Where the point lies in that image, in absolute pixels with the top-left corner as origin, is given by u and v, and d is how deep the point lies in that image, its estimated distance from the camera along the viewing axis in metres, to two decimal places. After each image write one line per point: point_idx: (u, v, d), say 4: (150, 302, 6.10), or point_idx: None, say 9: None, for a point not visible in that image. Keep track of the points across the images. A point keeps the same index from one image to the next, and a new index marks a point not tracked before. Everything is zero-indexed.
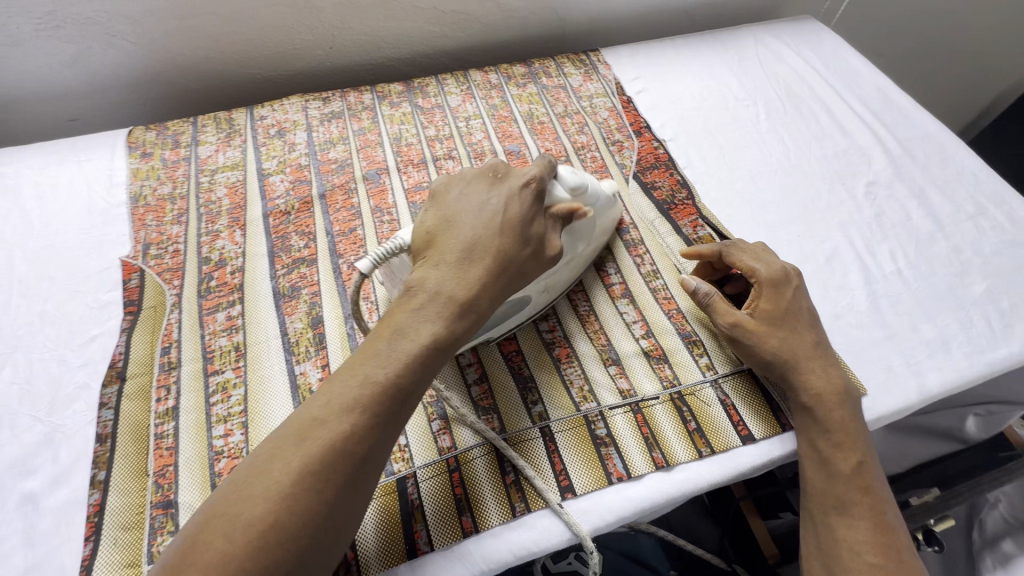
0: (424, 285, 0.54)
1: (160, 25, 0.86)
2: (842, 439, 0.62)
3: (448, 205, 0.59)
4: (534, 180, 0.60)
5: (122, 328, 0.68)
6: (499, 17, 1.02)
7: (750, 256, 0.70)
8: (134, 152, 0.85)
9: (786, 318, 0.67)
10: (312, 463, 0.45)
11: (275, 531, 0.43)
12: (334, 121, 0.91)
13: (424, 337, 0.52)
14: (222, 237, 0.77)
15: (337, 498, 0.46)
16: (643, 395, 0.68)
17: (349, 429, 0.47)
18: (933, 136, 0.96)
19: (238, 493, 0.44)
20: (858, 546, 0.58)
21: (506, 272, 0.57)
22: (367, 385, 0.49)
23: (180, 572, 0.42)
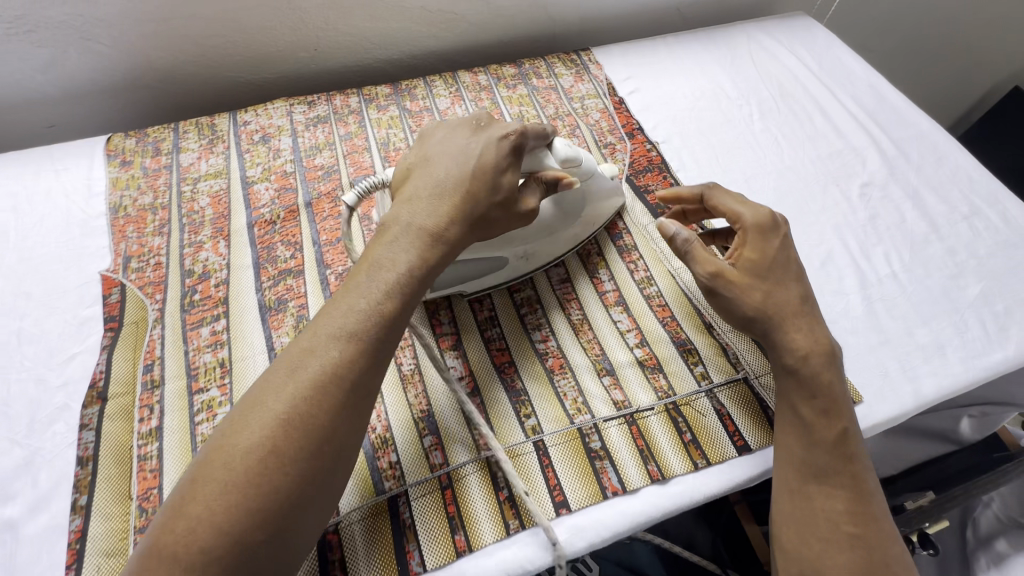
0: (398, 218, 0.58)
1: (138, 28, 0.84)
2: (829, 405, 0.60)
3: (429, 149, 0.64)
4: (515, 131, 0.62)
5: (102, 346, 0.66)
6: (488, 17, 0.99)
7: (736, 201, 0.68)
8: (113, 160, 0.82)
9: (771, 269, 0.64)
10: (303, 390, 0.48)
11: (274, 457, 0.45)
12: (320, 125, 0.89)
13: (398, 268, 0.55)
14: (205, 249, 0.75)
15: (333, 422, 0.48)
16: (638, 406, 0.67)
17: (337, 356, 0.50)
18: (927, 135, 0.96)
19: (235, 426, 0.47)
20: (836, 517, 0.56)
21: (473, 211, 0.59)
22: (351, 315, 0.52)
23: (187, 503, 0.44)
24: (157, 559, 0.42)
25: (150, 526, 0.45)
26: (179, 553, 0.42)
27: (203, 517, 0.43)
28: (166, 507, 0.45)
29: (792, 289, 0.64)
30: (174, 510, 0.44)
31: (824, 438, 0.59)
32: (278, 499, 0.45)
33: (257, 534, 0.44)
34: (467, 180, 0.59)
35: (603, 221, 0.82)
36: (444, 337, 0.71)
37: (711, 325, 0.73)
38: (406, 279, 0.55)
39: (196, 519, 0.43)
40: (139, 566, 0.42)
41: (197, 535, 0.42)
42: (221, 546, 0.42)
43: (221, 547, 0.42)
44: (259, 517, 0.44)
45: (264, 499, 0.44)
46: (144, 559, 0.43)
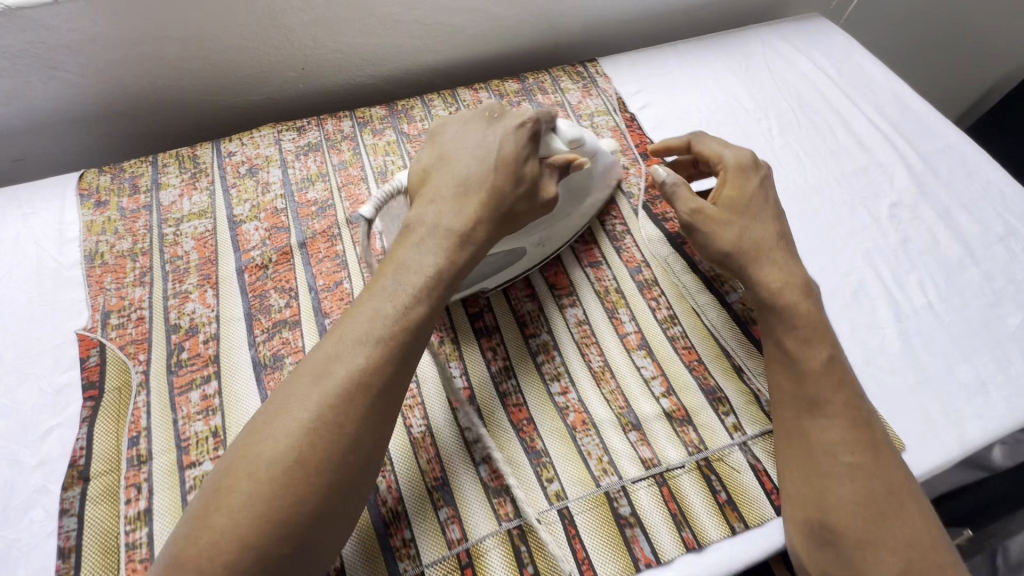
0: (423, 220, 0.57)
1: (107, 52, 0.76)
2: (809, 332, 0.61)
3: (447, 144, 0.63)
4: (530, 120, 0.63)
5: (82, 418, 0.60)
6: (487, 28, 0.93)
7: (719, 146, 0.72)
8: (86, 201, 0.75)
9: (750, 206, 0.67)
10: (328, 399, 0.48)
11: (299, 468, 0.45)
12: (311, 154, 0.82)
13: (426, 269, 0.55)
14: (192, 299, 0.69)
15: (358, 432, 0.48)
16: (668, 464, 0.62)
17: (363, 362, 0.49)
18: (956, 147, 0.90)
19: (260, 432, 0.47)
20: (834, 448, 0.56)
21: (500, 208, 0.59)
22: (377, 319, 0.51)
23: (213, 511, 0.45)
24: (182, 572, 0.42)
25: (173, 535, 0.45)
26: (203, 563, 0.42)
27: (229, 529, 0.43)
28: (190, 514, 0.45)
29: (767, 227, 0.66)
30: (199, 521, 0.44)
31: (809, 368, 0.60)
32: (302, 511, 0.45)
33: (281, 546, 0.44)
34: (494, 176, 0.59)
35: (619, 253, 0.77)
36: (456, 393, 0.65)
37: (740, 369, 0.68)
38: (435, 279, 0.54)
39: (221, 531, 0.43)
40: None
41: (222, 547, 0.43)
42: (247, 559, 0.43)
43: (247, 560, 0.43)
44: (284, 528, 0.44)
45: (289, 511, 0.45)
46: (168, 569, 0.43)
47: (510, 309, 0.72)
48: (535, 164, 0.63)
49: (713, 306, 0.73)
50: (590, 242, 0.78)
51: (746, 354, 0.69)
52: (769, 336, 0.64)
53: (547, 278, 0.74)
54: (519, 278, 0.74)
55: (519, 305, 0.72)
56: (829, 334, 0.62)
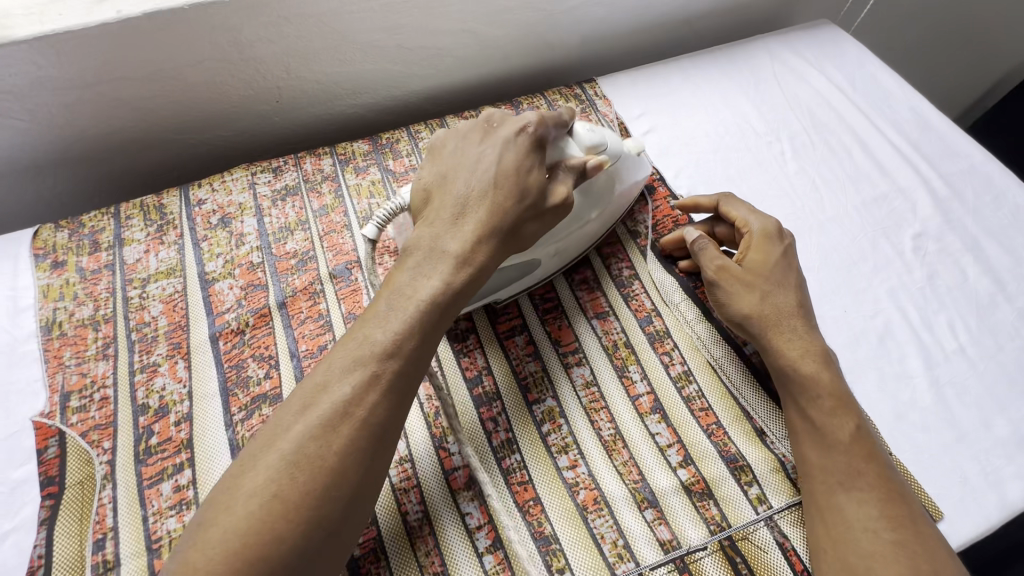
0: (420, 244, 0.54)
1: (57, 96, 0.69)
2: (835, 404, 0.57)
3: (444, 160, 0.59)
4: (533, 126, 0.58)
5: (40, 520, 0.54)
6: (476, 50, 0.85)
7: (748, 211, 0.69)
8: (41, 262, 0.69)
9: (773, 273, 0.64)
10: (312, 430, 0.45)
11: (279, 502, 0.42)
12: (289, 199, 0.76)
13: (420, 294, 0.51)
14: (161, 373, 0.63)
15: (344, 464, 0.44)
16: (689, 546, 0.57)
17: (350, 391, 0.46)
18: (981, 168, 0.85)
19: (244, 464, 0.44)
20: (873, 525, 0.51)
21: (502, 225, 0.55)
22: (365, 346, 0.48)
23: (192, 550, 0.42)
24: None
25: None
26: None
27: (202, 566, 0.40)
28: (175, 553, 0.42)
29: (789, 295, 0.63)
30: (179, 557, 0.42)
31: (833, 441, 0.56)
32: (280, 550, 0.41)
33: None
34: (493, 191, 0.55)
35: (627, 301, 0.71)
36: (455, 474, 0.59)
37: (762, 431, 0.63)
38: (431, 306, 0.51)
39: (196, 568, 0.40)
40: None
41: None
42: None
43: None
44: (260, 567, 0.40)
45: (267, 547, 0.41)
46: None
47: (511, 370, 0.66)
48: (542, 176, 0.58)
49: (729, 361, 0.67)
50: (598, 295, 0.72)
51: (768, 415, 0.64)
52: (790, 404, 0.60)
53: (551, 333, 0.69)
54: (520, 335, 0.69)
55: (521, 366, 0.66)
56: (855, 404, 0.58)
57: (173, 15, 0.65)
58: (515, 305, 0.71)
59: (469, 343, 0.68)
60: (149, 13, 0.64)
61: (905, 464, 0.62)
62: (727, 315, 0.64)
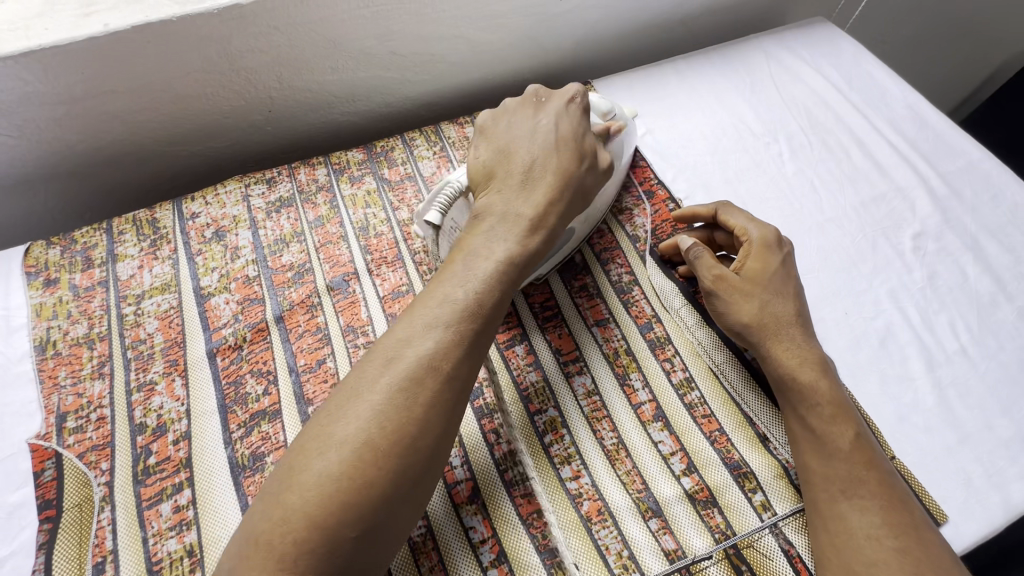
0: (491, 209, 0.55)
1: (45, 111, 0.68)
2: (834, 410, 0.57)
3: (498, 133, 0.60)
4: (579, 96, 0.61)
5: (38, 545, 0.53)
6: (470, 55, 0.85)
7: (746, 219, 0.68)
8: (33, 280, 0.68)
9: (772, 281, 0.63)
10: (399, 381, 0.45)
11: (369, 449, 0.43)
12: (283, 211, 0.75)
13: (497, 255, 0.52)
14: (158, 391, 0.62)
15: (430, 416, 0.45)
16: (694, 555, 0.56)
17: (432, 346, 0.47)
18: (979, 165, 0.84)
19: (331, 413, 0.45)
20: (876, 533, 0.51)
21: (569, 187, 0.57)
22: (445, 303, 0.49)
23: (282, 494, 0.42)
24: (255, 549, 0.40)
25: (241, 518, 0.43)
26: (274, 543, 0.40)
27: (297, 508, 0.41)
28: (264, 496, 0.43)
29: (788, 304, 0.62)
30: (271, 500, 0.42)
31: (835, 447, 0.56)
32: (371, 495, 0.42)
33: (348, 529, 0.41)
34: (557, 155, 0.58)
35: (627, 308, 0.71)
36: (457, 488, 0.59)
37: (765, 437, 0.63)
38: (506, 265, 0.52)
39: (292, 509, 0.41)
40: (239, 554, 0.41)
41: (291, 525, 0.40)
42: (314, 539, 0.40)
43: (314, 541, 0.40)
44: (353, 511, 0.41)
45: (359, 493, 0.42)
46: (243, 548, 0.41)
47: (511, 381, 0.65)
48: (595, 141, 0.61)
49: (731, 363, 0.67)
50: (597, 301, 0.71)
51: (770, 420, 0.64)
52: (789, 411, 0.60)
53: (551, 342, 0.68)
54: (520, 344, 0.68)
55: (522, 377, 0.66)
56: (854, 411, 0.58)
57: (162, 27, 0.64)
58: (514, 313, 0.70)
59: None
60: (138, 26, 0.63)
61: (909, 468, 0.62)
62: (727, 324, 0.64)
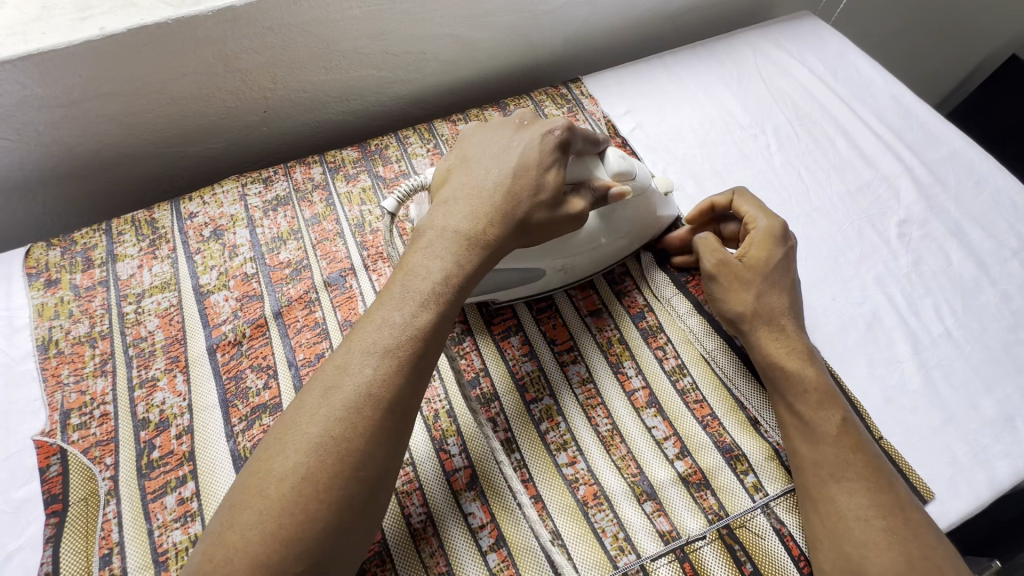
0: (432, 224, 0.56)
1: (43, 115, 0.69)
2: (820, 396, 0.59)
3: (466, 149, 0.61)
4: (560, 128, 0.59)
5: (45, 539, 0.54)
6: (461, 53, 0.86)
7: (757, 210, 0.69)
8: (35, 281, 0.69)
9: (771, 272, 0.65)
10: (338, 413, 0.46)
11: (309, 483, 0.44)
12: (280, 209, 0.77)
13: (433, 274, 0.53)
14: (160, 388, 0.63)
15: (368, 446, 0.46)
16: (688, 536, 0.58)
17: (372, 374, 0.48)
18: (962, 153, 0.86)
19: (272, 449, 0.46)
20: (865, 513, 0.53)
21: (513, 215, 0.56)
22: (384, 329, 0.50)
23: (226, 533, 0.43)
24: None
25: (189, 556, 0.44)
26: None
27: (240, 547, 0.42)
28: (210, 534, 0.44)
29: (783, 295, 0.64)
30: (214, 539, 0.43)
31: (825, 431, 0.57)
32: (313, 529, 0.43)
33: (291, 565, 0.42)
34: (510, 182, 0.56)
35: (620, 298, 0.73)
36: (456, 475, 0.60)
37: (756, 421, 0.64)
38: (443, 288, 0.53)
39: (234, 548, 0.42)
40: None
41: (233, 566, 0.41)
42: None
43: None
44: (295, 547, 0.42)
45: (300, 528, 0.43)
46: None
47: (508, 371, 0.67)
48: (562, 174, 0.58)
49: (722, 352, 0.68)
50: (591, 293, 0.73)
51: (761, 404, 0.65)
52: (778, 398, 0.62)
53: (546, 332, 0.70)
54: (515, 335, 0.69)
55: (518, 367, 0.67)
56: (840, 396, 0.60)
57: (158, 29, 0.66)
58: (508, 306, 0.72)
59: (466, 345, 0.68)
60: (134, 29, 0.64)
61: (896, 447, 0.63)
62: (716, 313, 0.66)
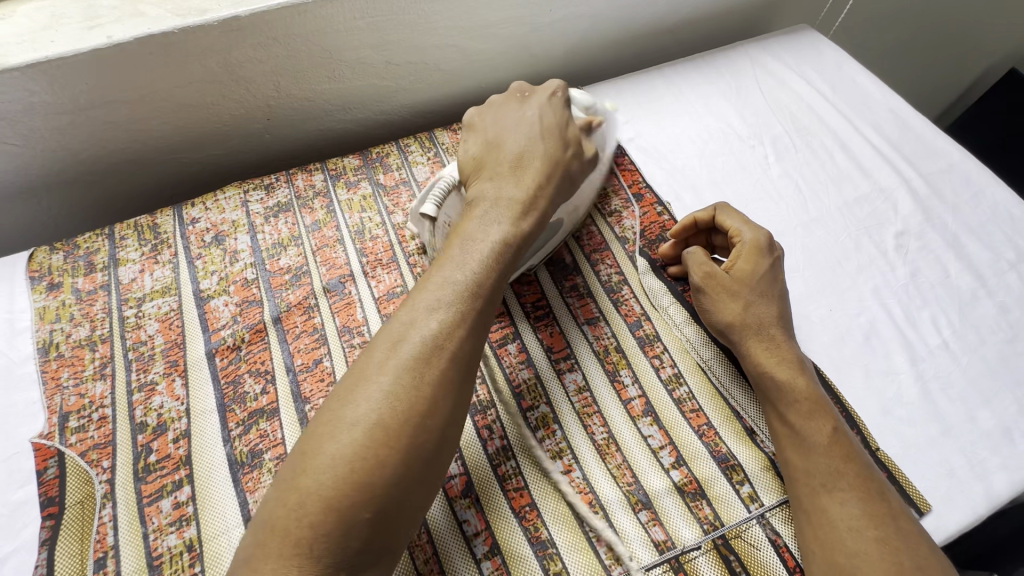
0: (484, 195, 0.57)
1: (51, 121, 0.70)
2: (811, 407, 0.59)
3: (483, 127, 0.63)
4: (558, 90, 0.64)
5: (40, 542, 0.54)
6: (463, 63, 0.87)
7: (742, 220, 0.70)
8: (37, 284, 0.70)
9: (758, 283, 0.66)
10: (407, 363, 0.47)
11: (380, 430, 0.44)
12: (281, 215, 0.77)
13: (493, 236, 0.54)
14: (158, 391, 0.64)
15: (436, 396, 0.46)
16: (683, 546, 0.57)
17: (437, 327, 0.49)
18: (959, 166, 0.87)
19: (341, 398, 0.46)
20: (857, 524, 0.52)
21: (557, 170, 0.60)
22: (446, 287, 0.51)
23: (294, 482, 0.43)
24: (270, 535, 0.42)
25: (257, 506, 0.45)
26: (292, 527, 0.41)
27: (312, 492, 0.42)
28: (278, 482, 0.44)
29: (771, 305, 0.65)
30: (284, 486, 0.43)
31: (816, 442, 0.57)
32: (384, 477, 0.43)
33: (362, 510, 0.42)
34: (543, 146, 0.60)
35: (617, 306, 0.73)
36: (451, 482, 0.60)
37: (752, 431, 0.64)
38: (499, 248, 0.54)
39: (306, 494, 0.42)
40: (254, 542, 0.42)
41: (306, 510, 0.41)
42: (330, 523, 0.41)
43: (330, 524, 0.41)
44: (366, 493, 0.43)
45: (372, 474, 0.43)
46: (258, 535, 0.42)
47: (505, 378, 0.67)
48: (576, 129, 0.64)
49: (717, 358, 0.69)
50: (588, 301, 0.73)
51: (757, 414, 0.65)
52: (770, 408, 0.62)
53: (543, 340, 0.70)
54: (512, 342, 0.70)
55: (514, 374, 0.67)
56: (831, 407, 0.60)
57: (165, 39, 0.67)
58: (506, 315, 0.72)
59: None
60: (141, 38, 0.65)
61: (893, 459, 0.63)
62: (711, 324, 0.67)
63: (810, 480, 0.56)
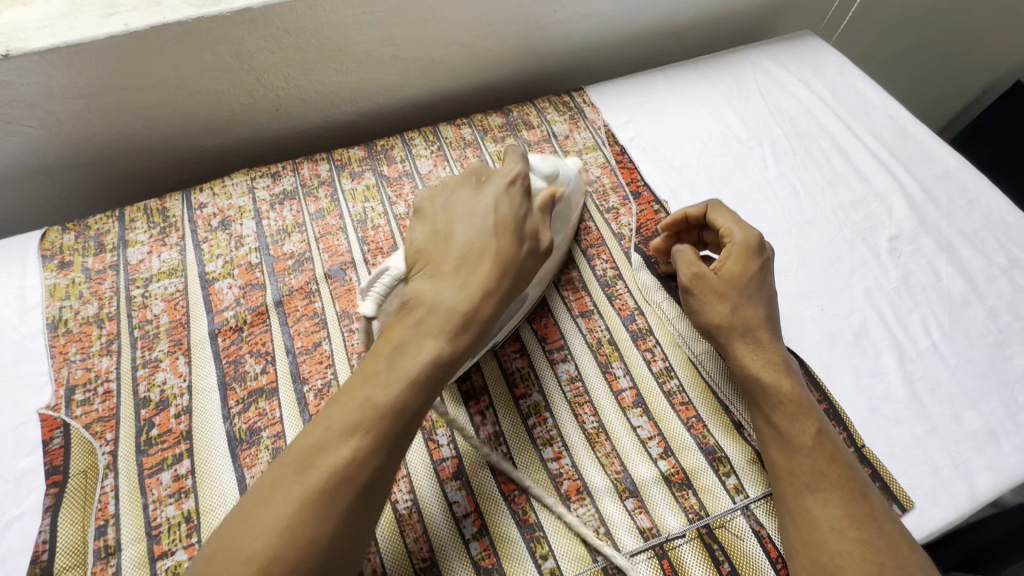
0: (422, 299, 0.53)
1: (66, 105, 0.73)
2: (796, 409, 0.60)
3: (435, 216, 0.60)
4: (518, 176, 0.62)
5: (44, 508, 0.56)
6: (468, 59, 0.89)
7: (732, 220, 0.71)
8: (49, 262, 0.72)
9: (747, 285, 0.67)
10: (311, 493, 0.45)
11: (274, 566, 0.42)
12: (287, 203, 0.79)
13: (424, 354, 0.51)
14: (162, 368, 0.66)
15: (336, 529, 0.45)
16: (668, 534, 0.59)
17: (349, 455, 0.47)
18: (955, 173, 0.88)
19: (241, 522, 0.45)
20: (839, 523, 0.54)
21: (508, 270, 0.56)
22: (365, 409, 0.48)
23: None
24: None
25: None
26: None
27: None
28: None
29: (758, 306, 0.66)
30: None
31: (800, 442, 0.59)
32: None
33: None
34: (494, 245, 0.56)
35: (611, 300, 0.74)
36: (444, 464, 0.62)
37: (740, 425, 0.65)
38: (429, 365, 0.51)
39: None
40: None
41: None
42: None
43: None
44: None
45: None
46: None
47: (499, 367, 0.69)
48: (534, 221, 0.61)
49: (707, 353, 0.70)
50: (583, 294, 0.75)
51: (745, 408, 0.67)
52: (756, 408, 0.63)
53: (537, 331, 0.72)
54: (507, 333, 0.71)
55: (508, 363, 0.69)
56: (816, 408, 0.61)
57: (180, 28, 0.69)
58: None
59: None
60: (156, 26, 0.68)
61: (878, 456, 0.64)
62: (699, 322, 0.68)
63: (794, 479, 0.57)
